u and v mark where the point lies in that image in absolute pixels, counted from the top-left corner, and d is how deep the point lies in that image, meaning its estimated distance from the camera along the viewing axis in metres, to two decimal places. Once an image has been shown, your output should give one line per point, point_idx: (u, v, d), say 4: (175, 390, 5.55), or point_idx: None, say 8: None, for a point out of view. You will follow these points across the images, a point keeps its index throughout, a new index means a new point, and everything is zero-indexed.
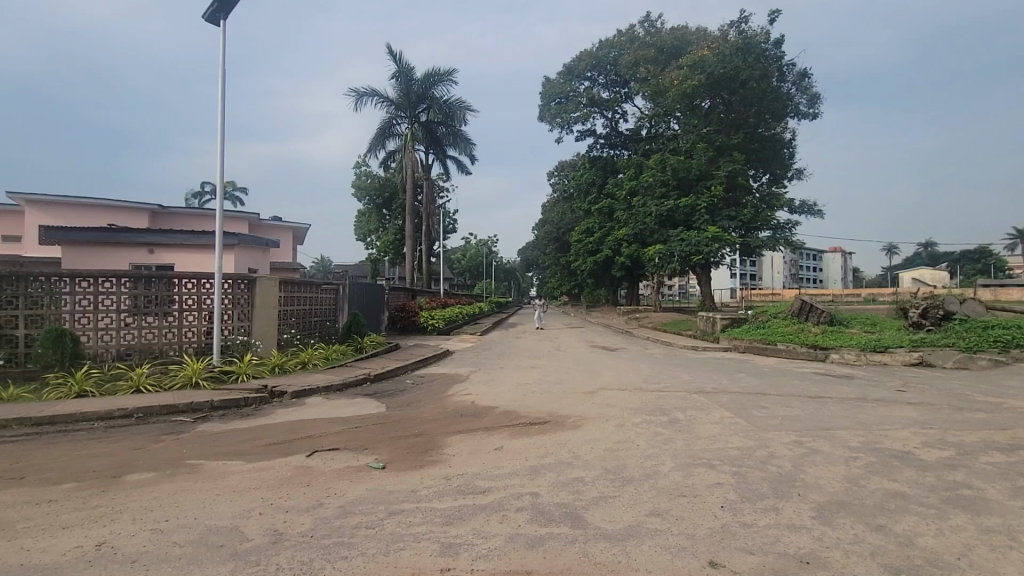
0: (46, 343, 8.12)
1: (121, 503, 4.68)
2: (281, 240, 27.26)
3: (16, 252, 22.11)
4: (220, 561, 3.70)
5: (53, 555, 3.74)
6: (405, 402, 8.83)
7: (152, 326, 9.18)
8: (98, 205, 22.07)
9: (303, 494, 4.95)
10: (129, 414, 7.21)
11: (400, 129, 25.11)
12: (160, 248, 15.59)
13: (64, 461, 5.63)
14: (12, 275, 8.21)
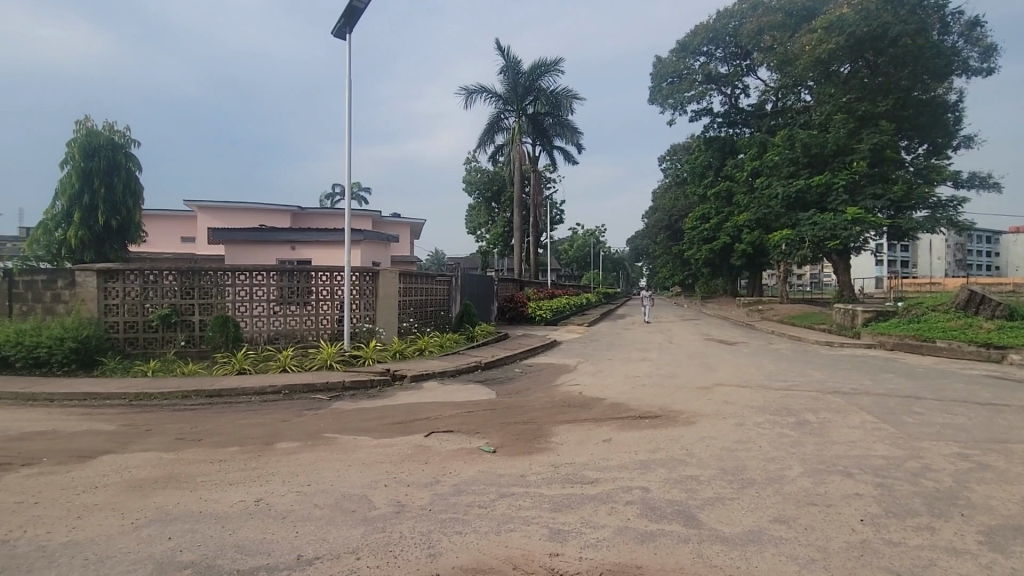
0: (215, 327, 9.59)
1: (274, 467, 5.40)
2: (400, 234, 29.27)
3: (192, 251, 26.24)
4: (352, 525, 4.12)
5: (224, 506, 4.44)
6: (514, 390, 9.07)
7: (294, 314, 10.40)
8: (252, 208, 25.38)
9: (422, 470, 5.33)
10: (278, 390, 8.28)
11: (508, 123, 25.56)
12: (301, 246, 17.56)
13: (230, 428, 6.63)
14: (190, 270, 9.79)
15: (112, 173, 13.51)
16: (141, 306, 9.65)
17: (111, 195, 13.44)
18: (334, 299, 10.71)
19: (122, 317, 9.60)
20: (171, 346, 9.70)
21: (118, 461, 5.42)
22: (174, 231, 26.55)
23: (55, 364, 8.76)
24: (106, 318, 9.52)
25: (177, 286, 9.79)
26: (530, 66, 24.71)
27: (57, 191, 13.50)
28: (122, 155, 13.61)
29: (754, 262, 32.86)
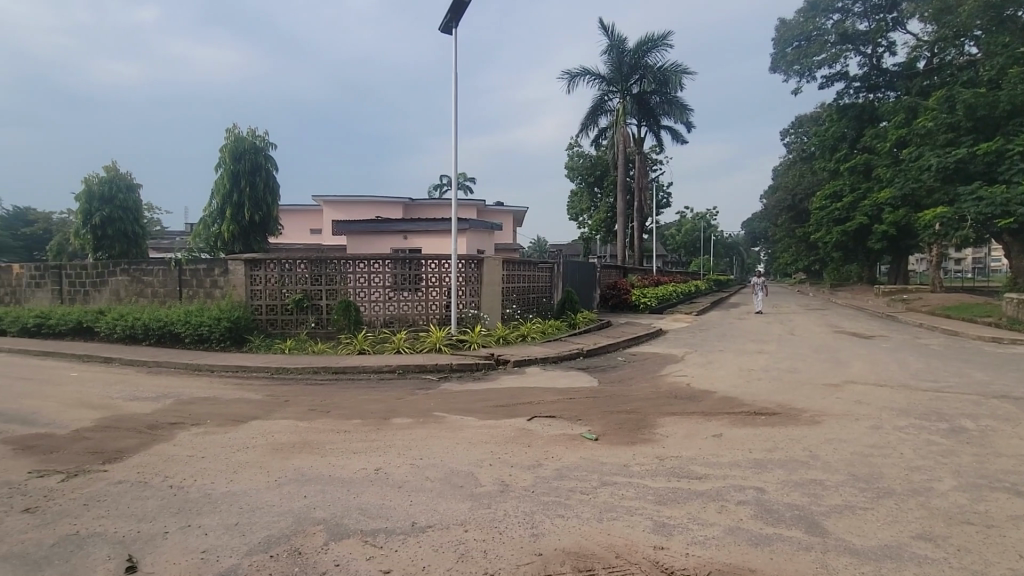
0: (339, 311, 10.57)
1: (391, 440, 5.86)
2: (503, 222, 29.88)
3: (319, 242, 29.03)
4: (460, 499, 4.35)
5: (349, 471, 4.92)
6: (618, 379, 8.91)
7: (407, 300, 11.09)
8: (369, 201, 27.43)
9: (524, 453, 5.46)
10: (393, 369, 8.94)
11: (612, 105, 24.80)
12: (412, 235, 18.63)
13: (353, 402, 7.29)
14: (318, 259, 10.85)
15: (255, 173, 15.30)
16: (279, 291, 10.92)
17: (254, 193, 15.22)
18: (443, 286, 11.21)
19: (264, 300, 10.95)
20: (303, 327, 10.86)
21: (263, 427, 6.21)
22: (304, 224, 29.57)
23: (213, 341, 10.25)
24: (252, 302, 10.93)
25: (307, 274, 10.91)
26: (635, 43, 23.66)
27: (213, 192, 15.60)
28: (262, 157, 15.35)
29: (898, 244, 28.86)
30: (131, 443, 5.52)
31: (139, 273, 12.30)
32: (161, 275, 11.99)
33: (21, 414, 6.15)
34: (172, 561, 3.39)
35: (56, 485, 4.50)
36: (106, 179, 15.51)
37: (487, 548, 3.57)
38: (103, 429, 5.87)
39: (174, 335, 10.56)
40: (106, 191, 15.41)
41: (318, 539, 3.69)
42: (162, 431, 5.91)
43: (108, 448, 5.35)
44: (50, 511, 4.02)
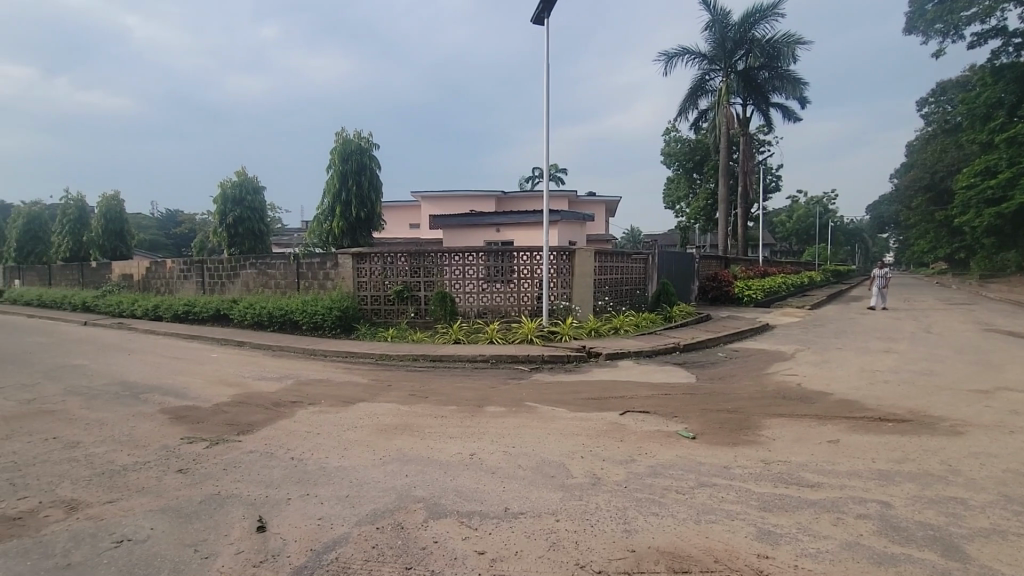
0: (436, 302, 11.06)
1: (484, 427, 6.04)
2: (595, 213, 29.37)
3: (418, 235, 30.49)
4: (551, 489, 4.38)
5: (445, 455, 5.15)
6: (718, 375, 8.43)
7: (500, 291, 11.31)
8: (464, 195, 28.32)
9: (617, 447, 5.36)
10: (487, 359, 9.21)
11: (714, 84, 23.32)
12: (505, 228, 18.95)
13: (449, 389, 7.62)
14: (417, 253, 11.43)
15: (361, 173, 16.36)
16: (383, 283, 11.67)
17: (359, 191, 16.30)
18: (534, 278, 11.28)
19: (369, 291, 11.75)
20: (404, 316, 11.53)
21: (369, 409, 6.69)
22: (404, 219, 31.26)
23: (326, 328, 11.20)
24: (359, 293, 11.79)
25: (407, 266, 11.54)
26: (741, 16, 21.92)
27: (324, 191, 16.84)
28: (366, 157, 16.40)
29: None
30: (259, 418, 6.21)
31: (265, 267, 13.77)
32: (282, 268, 13.30)
33: (174, 389, 7.17)
34: (293, 525, 3.78)
35: (202, 451, 5.19)
36: (237, 183, 17.43)
37: (579, 539, 3.56)
38: (236, 404, 6.67)
39: (293, 323, 11.70)
40: (238, 194, 17.34)
41: (418, 516, 3.91)
42: (284, 409, 6.58)
43: (241, 421, 6.07)
44: (197, 473, 4.65)
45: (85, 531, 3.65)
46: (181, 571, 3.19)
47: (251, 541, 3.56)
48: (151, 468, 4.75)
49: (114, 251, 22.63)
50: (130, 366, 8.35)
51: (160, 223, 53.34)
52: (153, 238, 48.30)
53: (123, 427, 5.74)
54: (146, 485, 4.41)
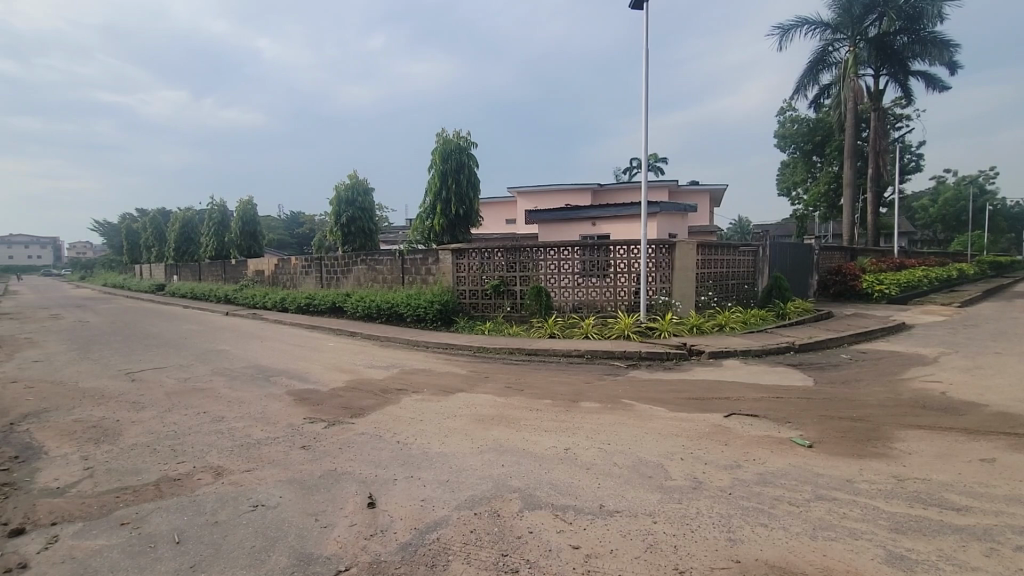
0: (532, 296, 11.16)
1: (579, 422, 6.00)
2: (699, 203, 27.84)
3: (514, 230, 30.97)
4: (649, 489, 4.25)
5: (541, 448, 5.19)
6: (840, 379, 7.62)
7: (596, 286, 11.13)
8: (560, 189, 28.26)
9: (721, 451, 5.06)
10: (582, 354, 9.14)
11: (839, 55, 20.93)
12: (601, 222, 18.63)
13: (544, 383, 7.66)
14: (513, 248, 11.62)
15: (459, 172, 15.64)
16: (480, 278, 12.02)
17: (458, 188, 15.38)
18: (632, 271, 10.93)
19: (467, 286, 12.18)
20: (500, 310, 11.79)
21: (468, 399, 6.95)
22: (501, 215, 31.90)
23: (428, 320, 11.78)
24: (458, 287, 12.26)
25: (503, 261, 11.77)
26: None
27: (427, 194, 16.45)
28: (465, 156, 15.50)
29: None
30: (369, 403, 6.70)
31: (374, 263, 14.80)
32: (389, 264, 14.21)
33: (298, 373, 7.96)
34: (399, 504, 4.03)
35: (322, 430, 5.72)
36: (350, 185, 18.87)
37: (678, 544, 3.42)
38: (350, 389, 7.27)
39: (398, 315, 12.45)
40: (350, 195, 18.77)
41: (514, 506, 3.99)
42: (391, 395, 7.04)
43: (354, 405, 6.60)
44: (317, 451, 5.14)
45: (228, 494, 4.18)
46: (304, 537, 3.54)
47: (363, 515, 3.86)
48: (280, 443, 5.33)
49: (248, 250, 25.51)
50: (262, 352, 9.43)
51: (285, 224, 59.46)
52: (279, 238, 53.97)
53: (257, 406, 6.49)
54: (276, 458, 4.96)
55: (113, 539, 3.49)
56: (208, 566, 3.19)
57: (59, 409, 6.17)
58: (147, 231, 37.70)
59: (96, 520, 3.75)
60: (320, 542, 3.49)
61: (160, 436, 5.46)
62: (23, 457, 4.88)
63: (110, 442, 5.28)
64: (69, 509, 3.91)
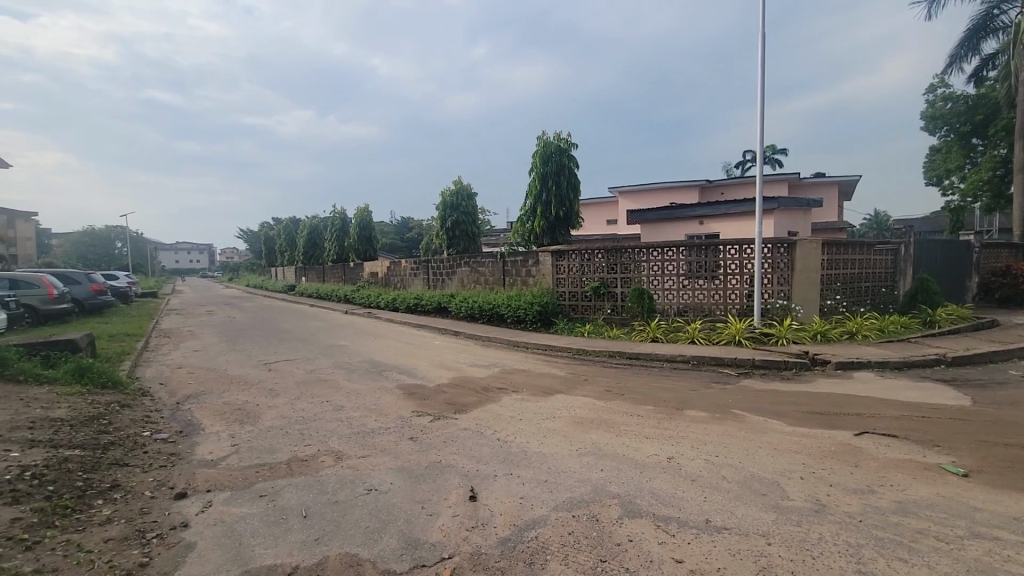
0: (633, 299, 10.86)
1: (683, 431, 5.70)
2: (824, 196, 25.21)
3: (616, 231, 30.33)
4: (762, 508, 3.92)
5: (642, 455, 5.03)
6: (1007, 399, 6.46)
7: (703, 288, 10.52)
8: (664, 187, 27.18)
9: (850, 474, 4.53)
10: (687, 360, 8.70)
11: (1008, 18, 17.77)
12: (709, 220, 17.60)
13: (646, 389, 7.40)
14: (614, 249, 11.38)
15: (560, 174, 14.16)
16: (580, 280, 11.94)
17: (559, 191, 14.21)
18: (744, 273, 10.18)
19: (567, 287, 12.15)
20: (601, 312, 11.61)
21: (567, 401, 6.92)
22: (601, 215, 31.41)
23: (528, 322, 11.93)
24: (558, 288, 12.28)
25: (604, 263, 11.58)
26: None
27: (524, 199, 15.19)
28: (566, 157, 14.24)
29: None
30: (471, 400, 6.94)
31: (477, 265, 15.35)
32: (491, 266, 14.64)
33: (407, 369, 8.48)
34: (499, 500, 4.13)
35: (428, 424, 6.03)
36: (455, 191, 19.63)
37: (796, 570, 3.12)
38: (453, 386, 7.58)
39: (499, 315, 12.77)
40: (455, 201, 19.56)
41: (613, 512, 3.90)
42: (492, 394, 7.23)
43: (457, 401, 6.88)
44: (423, 443, 5.42)
45: (346, 477, 4.56)
46: (411, 523, 3.75)
47: (464, 507, 4.00)
48: (391, 433, 5.70)
49: (364, 253, 27.63)
50: (376, 348, 10.16)
51: (397, 229, 63.71)
52: (391, 241, 58.00)
53: (371, 398, 7.02)
54: (388, 447, 5.31)
55: (254, 508, 3.97)
56: (329, 540, 3.50)
57: (213, 393, 7.15)
58: (281, 237, 42.51)
59: (240, 491, 4.29)
60: (426, 528, 3.68)
61: (290, 421, 6.11)
62: (186, 432, 5.71)
63: (251, 424, 6.01)
64: (219, 479, 4.51)
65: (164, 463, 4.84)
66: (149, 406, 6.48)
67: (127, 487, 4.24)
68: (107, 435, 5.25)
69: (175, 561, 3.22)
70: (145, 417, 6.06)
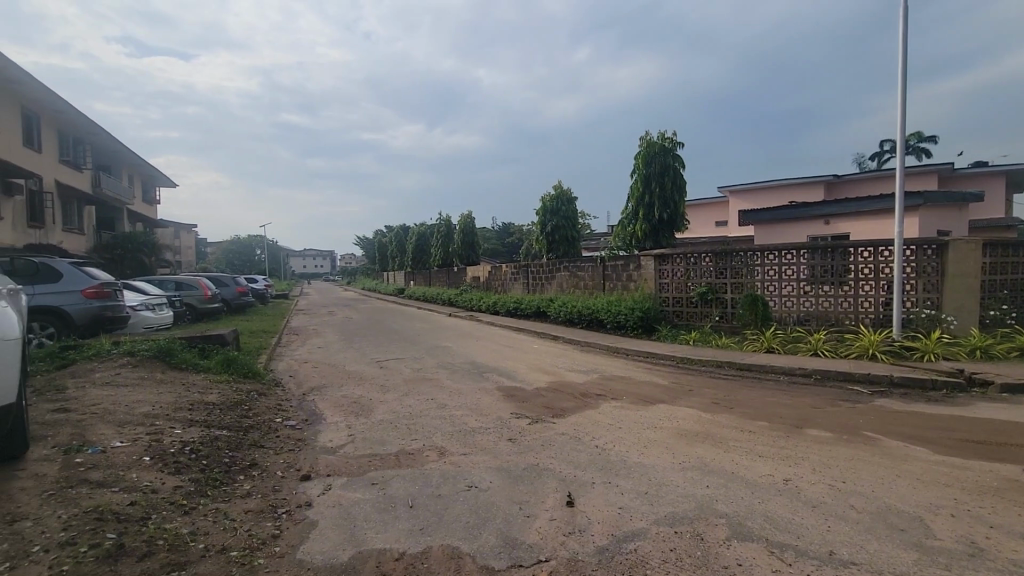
0: (746, 305, 10.11)
1: (803, 452, 5.17)
2: (986, 188, 21.63)
3: (727, 233, 28.50)
4: (901, 545, 3.43)
5: (753, 474, 4.64)
6: None
7: (828, 295, 9.50)
8: (783, 185, 25.08)
9: (1021, 516, 3.80)
10: (809, 373, 7.91)
11: None
12: (837, 219, 16.12)
13: (759, 403, 6.83)
14: (725, 252, 10.69)
15: (664, 174, 13.58)
16: (686, 285, 11.37)
17: (663, 192, 13.59)
18: (880, 278, 9.03)
19: (671, 292, 11.64)
20: (709, 319, 10.94)
21: (669, 411, 6.61)
22: (710, 216, 29.68)
23: (629, 327, 11.60)
24: (661, 293, 11.80)
25: (712, 267, 10.93)
26: None
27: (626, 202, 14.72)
28: (670, 157, 13.61)
29: None
30: (569, 405, 6.89)
31: (578, 270, 15.29)
32: (591, 270, 14.57)
33: (507, 372, 8.64)
34: (597, 508, 4.04)
35: (526, 427, 6.08)
36: (555, 196, 19.63)
37: None
38: (551, 390, 7.58)
39: (599, 320, 12.57)
40: (555, 206, 19.56)
41: (720, 532, 3.64)
42: (590, 400, 7.12)
43: (555, 406, 6.87)
44: (522, 444, 5.49)
45: (448, 473, 4.75)
46: (509, 522, 3.80)
47: (562, 512, 3.97)
48: (491, 434, 5.83)
49: (467, 258, 28.71)
50: (477, 350, 10.49)
51: (499, 234, 65.44)
52: (492, 247, 59.76)
53: (471, 398, 7.25)
54: (488, 446, 5.45)
55: (367, 494, 4.27)
56: (432, 531, 3.65)
57: (332, 386, 7.83)
58: (393, 244, 45.62)
59: (355, 477, 4.64)
60: (523, 529, 3.71)
61: (399, 415, 6.51)
62: (311, 421, 6.32)
63: (364, 416, 6.49)
64: (337, 465, 4.92)
65: (292, 447, 5.39)
66: (281, 395, 7.26)
67: (263, 466, 4.77)
68: (248, 420, 5.97)
69: (301, 535, 3.55)
70: (277, 405, 6.81)
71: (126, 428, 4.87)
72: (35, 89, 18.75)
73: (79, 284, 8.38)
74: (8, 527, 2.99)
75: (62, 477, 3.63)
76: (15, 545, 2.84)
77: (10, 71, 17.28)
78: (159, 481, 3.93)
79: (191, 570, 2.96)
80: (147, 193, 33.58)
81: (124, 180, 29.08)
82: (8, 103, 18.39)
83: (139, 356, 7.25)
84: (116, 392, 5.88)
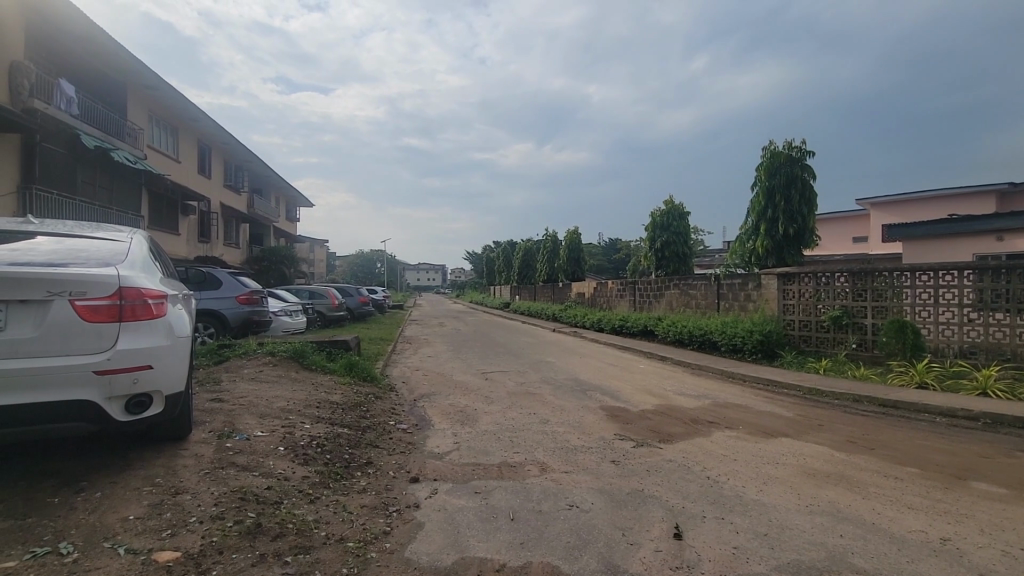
0: (890, 332, 8.92)
1: (967, 508, 4.38)
2: None
3: (866, 250, 25.53)
4: None
5: (900, 527, 4.01)
6: None
7: (1002, 324, 8.03)
8: (941, 197, 22.04)
9: None
10: (973, 417, 6.72)
11: None
12: (1013, 235, 13.67)
13: (907, 446, 5.94)
14: (863, 272, 9.60)
15: (790, 187, 12.53)
16: (815, 307, 10.35)
17: (789, 206, 12.54)
18: None
19: (797, 315, 10.68)
20: (843, 347, 9.84)
21: (795, 446, 5.99)
22: (846, 232, 26.84)
23: (745, 351, 10.79)
24: (785, 316, 10.88)
25: (849, 288, 9.85)
26: None
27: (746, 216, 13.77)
28: (799, 168, 12.51)
29: None
30: (678, 430, 6.53)
31: (690, 289, 14.58)
32: (704, 289, 13.84)
33: (611, 391, 8.42)
34: (708, 544, 3.75)
35: (631, 450, 5.85)
36: (666, 211, 18.90)
37: None
38: (658, 413, 7.23)
39: (711, 342, 11.85)
40: (665, 221, 18.84)
41: None
42: (702, 427, 6.68)
43: (663, 430, 6.54)
44: (626, 467, 5.28)
45: (550, 489, 4.70)
46: (611, 548, 3.65)
47: (669, 544, 3.74)
48: (594, 454, 5.69)
49: (573, 274, 28.69)
50: (580, 367, 10.37)
51: (605, 251, 64.77)
52: (597, 263, 59.34)
53: (574, 415, 7.14)
54: (590, 466, 5.31)
55: (470, 503, 4.36)
56: (533, 547, 3.62)
57: (441, 394, 8.18)
58: (500, 258, 47.09)
59: (460, 484, 4.77)
60: (626, 557, 3.54)
61: (502, 427, 6.59)
62: (421, 425, 6.65)
63: (469, 426, 6.67)
64: (444, 471, 5.10)
65: (403, 449, 5.70)
66: (395, 400, 7.73)
67: (378, 465, 5.09)
68: (366, 420, 6.42)
69: (409, 535, 3.71)
70: (391, 408, 7.25)
71: (266, 420, 5.47)
72: (208, 125, 22.14)
73: (234, 291, 9.68)
74: (172, 498, 3.47)
75: (216, 458, 4.17)
76: (177, 514, 3.30)
77: (190, 111, 20.64)
78: (291, 470, 4.36)
79: (314, 555, 3.22)
80: (290, 212, 38.04)
81: (272, 201, 33.32)
82: (188, 138, 21.93)
83: (278, 356, 8.17)
84: (260, 387, 6.67)
